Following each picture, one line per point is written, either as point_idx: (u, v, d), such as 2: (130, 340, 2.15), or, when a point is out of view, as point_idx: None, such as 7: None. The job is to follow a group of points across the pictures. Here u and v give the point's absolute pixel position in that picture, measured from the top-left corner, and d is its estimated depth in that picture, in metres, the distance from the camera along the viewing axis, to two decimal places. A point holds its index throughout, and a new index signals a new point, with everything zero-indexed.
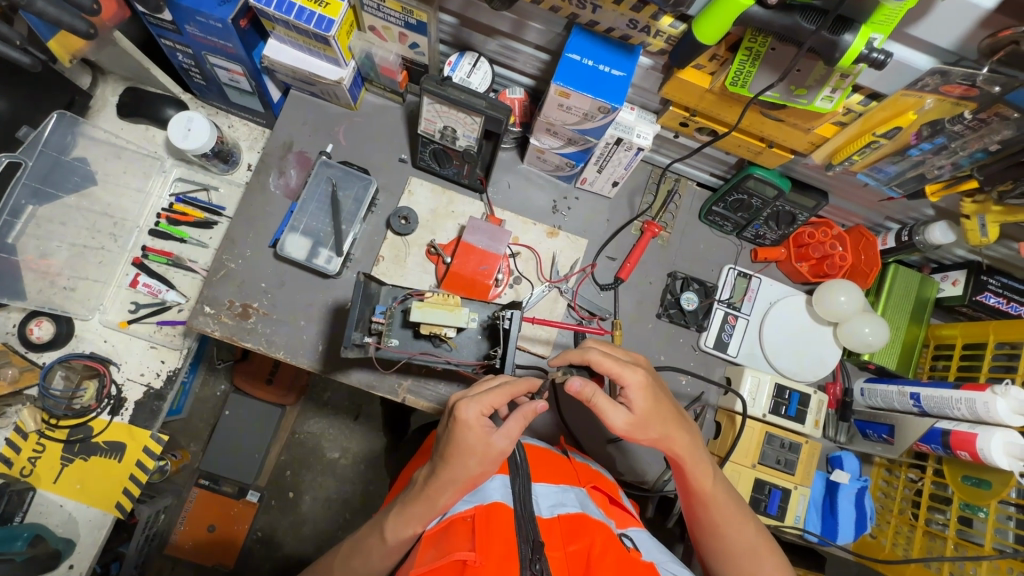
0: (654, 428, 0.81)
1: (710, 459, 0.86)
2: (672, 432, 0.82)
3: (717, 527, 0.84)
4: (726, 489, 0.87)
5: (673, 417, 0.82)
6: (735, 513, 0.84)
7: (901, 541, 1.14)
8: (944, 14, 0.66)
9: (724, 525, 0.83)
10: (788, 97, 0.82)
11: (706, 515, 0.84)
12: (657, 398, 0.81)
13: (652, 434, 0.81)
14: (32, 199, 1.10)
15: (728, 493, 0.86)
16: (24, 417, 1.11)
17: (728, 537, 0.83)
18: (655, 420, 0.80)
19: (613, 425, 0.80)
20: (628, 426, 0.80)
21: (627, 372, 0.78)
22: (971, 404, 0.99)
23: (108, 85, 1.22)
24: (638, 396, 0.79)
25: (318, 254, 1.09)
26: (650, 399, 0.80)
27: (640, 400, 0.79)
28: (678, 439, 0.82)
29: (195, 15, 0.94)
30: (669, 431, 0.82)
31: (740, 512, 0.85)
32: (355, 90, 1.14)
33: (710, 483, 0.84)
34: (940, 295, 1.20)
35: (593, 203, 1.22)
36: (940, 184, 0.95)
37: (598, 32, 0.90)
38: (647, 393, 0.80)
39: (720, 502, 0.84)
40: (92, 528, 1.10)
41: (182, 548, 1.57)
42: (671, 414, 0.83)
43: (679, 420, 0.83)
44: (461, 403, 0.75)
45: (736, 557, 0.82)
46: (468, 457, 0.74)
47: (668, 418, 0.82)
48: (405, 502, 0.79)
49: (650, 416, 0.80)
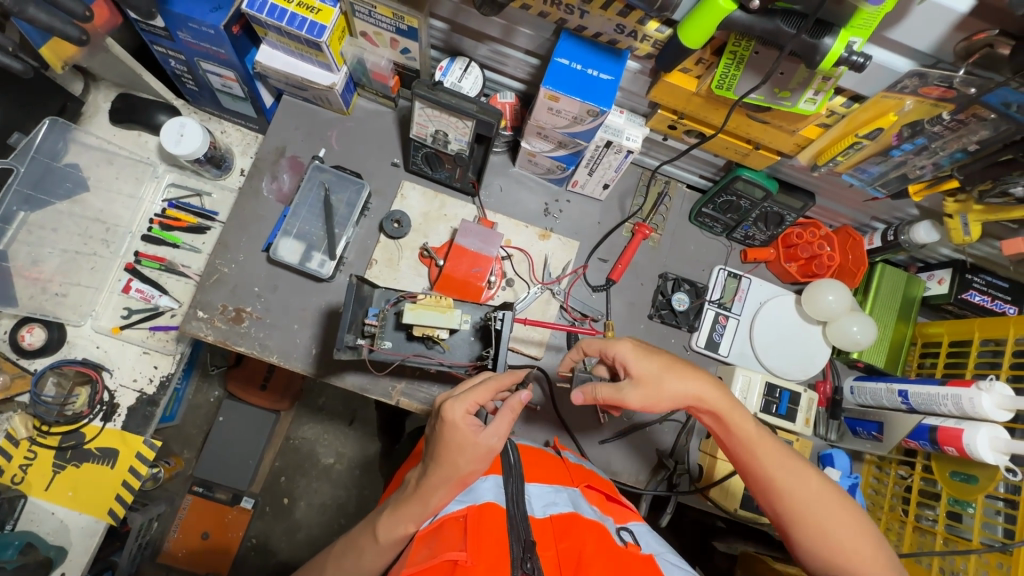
0: (665, 386, 0.81)
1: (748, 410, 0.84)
2: (692, 385, 0.82)
3: (774, 481, 0.79)
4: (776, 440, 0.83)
5: (685, 368, 0.83)
6: (792, 463, 0.80)
7: (891, 537, 1.15)
8: (921, 17, 0.68)
9: (779, 477, 0.78)
10: (772, 99, 0.83)
11: (761, 473, 0.80)
12: (658, 354, 0.84)
13: (669, 392, 0.81)
14: (24, 205, 1.09)
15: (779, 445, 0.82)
16: (16, 424, 1.11)
17: (791, 489, 0.77)
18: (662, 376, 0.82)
19: (628, 404, 0.82)
20: (642, 399, 0.82)
21: (613, 345, 0.84)
22: (958, 400, 1.00)
23: (101, 91, 1.23)
24: (636, 353, 0.83)
25: (311, 258, 1.10)
26: (648, 358, 0.83)
27: (638, 365, 0.83)
28: (703, 390, 0.82)
29: (188, 22, 0.95)
30: (686, 382, 0.82)
31: (798, 462, 0.80)
32: (347, 95, 1.15)
33: (752, 431, 0.82)
34: (927, 294, 1.21)
35: (584, 205, 1.23)
36: (922, 184, 0.96)
37: (586, 37, 0.91)
38: (642, 355, 0.84)
39: (771, 454, 0.80)
40: (84, 536, 1.10)
41: (176, 556, 1.56)
42: (684, 366, 0.84)
43: (693, 370, 0.84)
44: (446, 404, 0.77)
45: (804, 509, 0.76)
46: (458, 457, 0.75)
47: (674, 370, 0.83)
48: (398, 502, 0.79)
49: (658, 371, 0.82)
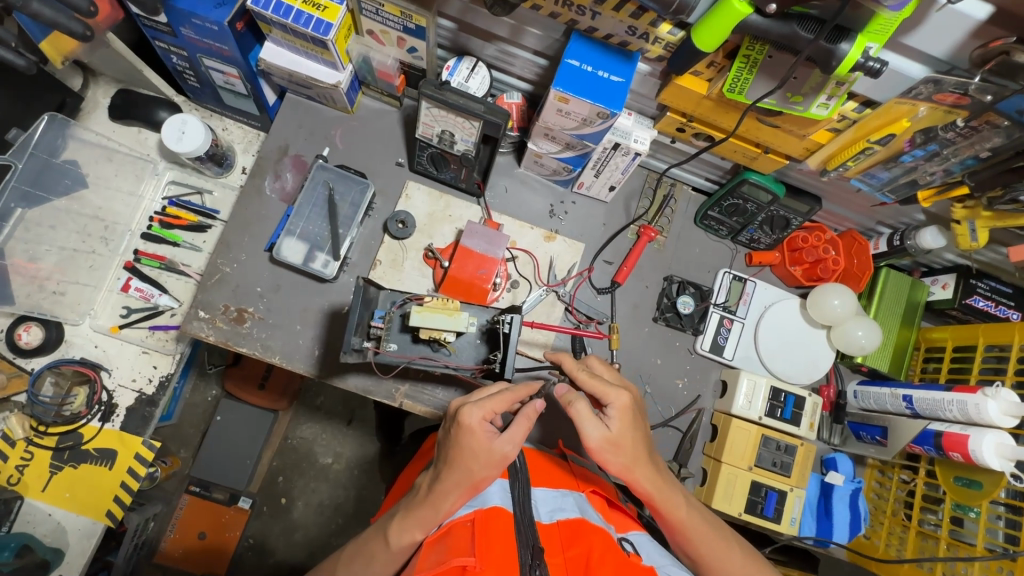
0: (626, 453, 0.83)
1: (678, 490, 0.88)
2: (636, 467, 0.84)
3: (703, 556, 0.86)
4: (701, 511, 0.89)
5: (643, 452, 0.85)
6: (718, 540, 0.87)
7: (894, 541, 1.16)
8: (939, 24, 0.67)
9: (706, 555, 0.86)
10: (784, 104, 0.83)
11: (688, 547, 0.87)
12: (635, 426, 0.85)
13: (618, 461, 0.84)
14: (21, 202, 1.06)
15: (704, 516, 0.88)
16: (12, 424, 1.10)
17: (715, 564, 0.85)
18: (628, 449, 0.83)
19: (586, 437, 0.83)
20: (600, 443, 0.83)
21: (612, 394, 0.84)
22: (963, 406, 1.00)
23: (100, 87, 1.21)
24: (619, 418, 0.83)
25: (315, 258, 1.08)
26: (629, 425, 0.83)
27: (618, 425, 0.83)
28: (645, 479, 0.84)
29: (192, 18, 0.93)
30: (637, 463, 0.84)
31: (723, 539, 0.87)
32: (352, 94, 1.13)
33: (684, 512, 0.86)
34: (930, 299, 1.22)
35: (589, 207, 1.23)
36: (931, 191, 0.97)
37: (597, 38, 0.91)
38: (628, 417, 0.84)
39: (701, 534, 0.86)
40: (82, 538, 1.08)
41: (172, 557, 1.53)
42: (643, 447, 0.85)
43: (646, 456, 0.85)
44: (463, 409, 0.77)
45: None
46: (472, 462, 0.74)
47: (639, 458, 0.84)
48: (408, 507, 0.78)
49: (625, 441, 0.83)
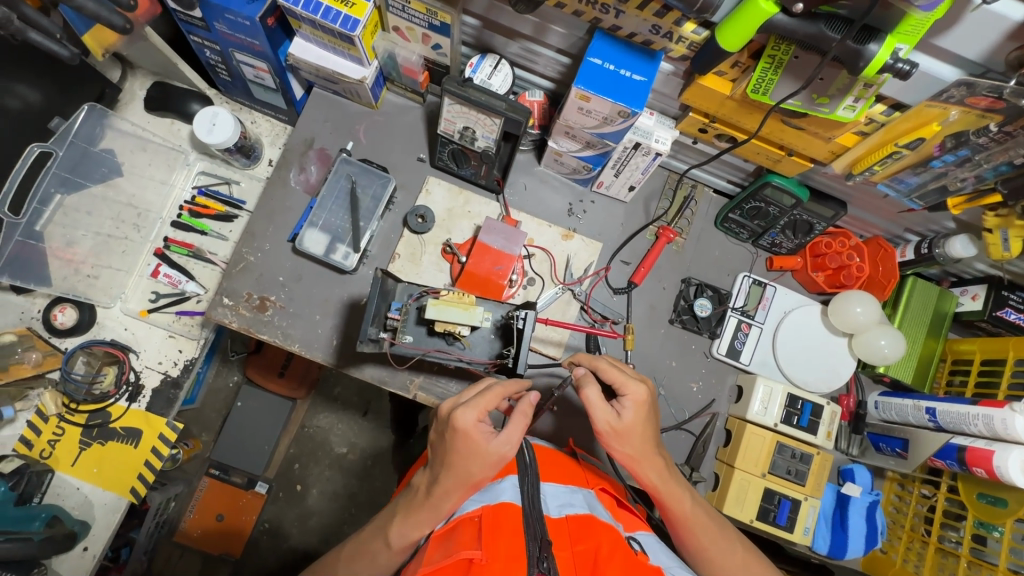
0: (633, 439, 0.83)
1: (684, 485, 0.87)
2: (643, 457, 0.84)
3: (706, 551, 0.85)
4: (707, 511, 0.88)
5: (652, 444, 0.85)
6: (721, 538, 0.86)
7: (912, 557, 1.13)
8: (973, 25, 0.66)
9: (711, 551, 0.85)
10: (809, 105, 0.82)
11: (691, 542, 0.86)
12: (648, 419, 0.85)
13: (625, 448, 0.84)
14: (61, 187, 1.13)
15: (709, 516, 0.88)
16: (45, 400, 1.14)
17: (719, 563, 0.84)
18: (635, 440, 0.83)
19: (593, 420, 0.83)
20: (609, 429, 0.83)
21: (630, 385, 0.84)
22: (989, 420, 0.98)
23: (137, 79, 1.25)
24: (633, 408, 0.83)
25: (335, 250, 1.11)
26: (642, 417, 0.83)
27: (631, 416, 0.83)
28: (652, 469, 0.84)
29: (225, 13, 0.96)
30: (644, 453, 0.84)
31: (727, 537, 0.87)
32: (376, 90, 1.15)
33: (689, 507, 0.85)
34: (958, 309, 1.18)
35: (609, 206, 1.22)
36: (962, 198, 0.94)
37: (620, 37, 0.90)
38: (642, 410, 0.84)
39: (705, 530, 0.85)
40: (107, 512, 1.12)
41: (191, 536, 1.58)
42: (652, 439, 0.85)
43: (654, 447, 0.85)
44: (456, 412, 0.77)
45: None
46: (470, 463, 0.76)
47: (646, 451, 0.84)
48: (409, 507, 0.80)
49: (635, 432, 0.83)
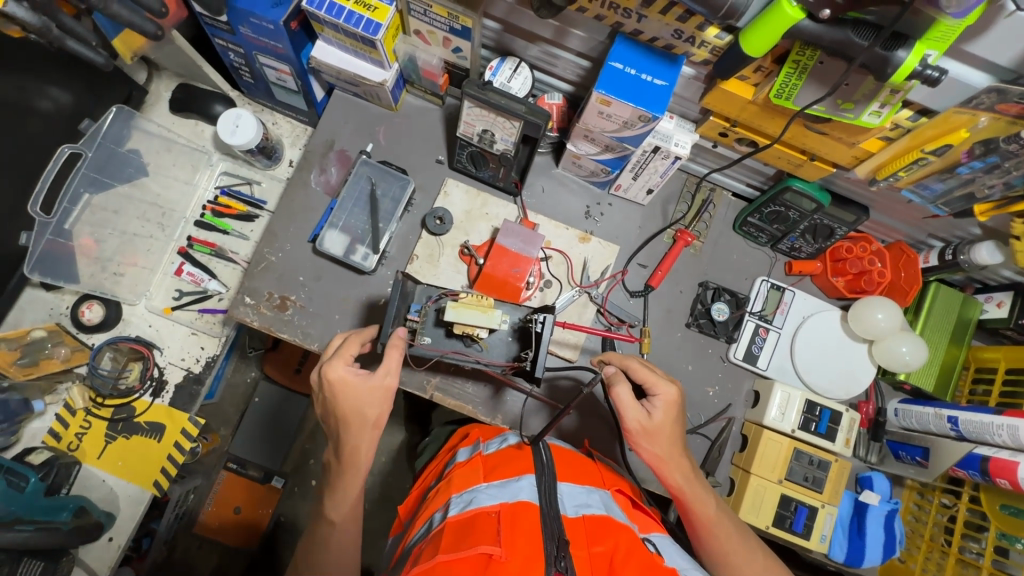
0: (661, 438, 0.85)
1: (707, 487, 0.88)
2: (671, 457, 0.85)
3: (729, 557, 0.84)
4: (729, 516, 0.88)
5: (679, 444, 0.86)
6: (743, 544, 0.86)
7: (931, 567, 1.11)
8: (1005, 31, 0.65)
9: (733, 556, 0.84)
10: (834, 110, 0.81)
11: (712, 547, 0.85)
12: (676, 420, 0.86)
13: (652, 447, 0.85)
14: (90, 187, 1.16)
15: (731, 521, 0.88)
16: (73, 394, 1.17)
17: (739, 568, 0.84)
18: (664, 440, 0.84)
19: (623, 418, 0.84)
20: (639, 427, 0.84)
21: (661, 385, 0.85)
22: (1013, 431, 0.96)
23: (163, 81, 1.28)
24: (663, 408, 0.85)
25: (355, 251, 1.12)
26: (671, 417, 0.85)
27: (660, 416, 0.84)
28: (677, 469, 0.86)
29: (250, 18, 0.97)
30: (671, 453, 0.85)
31: (746, 543, 0.87)
32: (396, 92, 1.16)
33: (713, 509, 0.86)
34: (983, 317, 1.16)
35: (626, 209, 1.22)
36: (990, 205, 0.93)
37: (641, 41, 0.90)
38: (671, 410, 0.85)
39: (726, 535, 0.85)
40: (131, 504, 1.15)
41: (210, 527, 1.61)
42: (679, 439, 0.87)
43: (681, 447, 0.87)
44: (325, 367, 0.85)
45: None
46: (363, 405, 0.85)
47: (673, 451, 0.86)
48: (333, 485, 0.90)
49: (663, 431, 0.85)
